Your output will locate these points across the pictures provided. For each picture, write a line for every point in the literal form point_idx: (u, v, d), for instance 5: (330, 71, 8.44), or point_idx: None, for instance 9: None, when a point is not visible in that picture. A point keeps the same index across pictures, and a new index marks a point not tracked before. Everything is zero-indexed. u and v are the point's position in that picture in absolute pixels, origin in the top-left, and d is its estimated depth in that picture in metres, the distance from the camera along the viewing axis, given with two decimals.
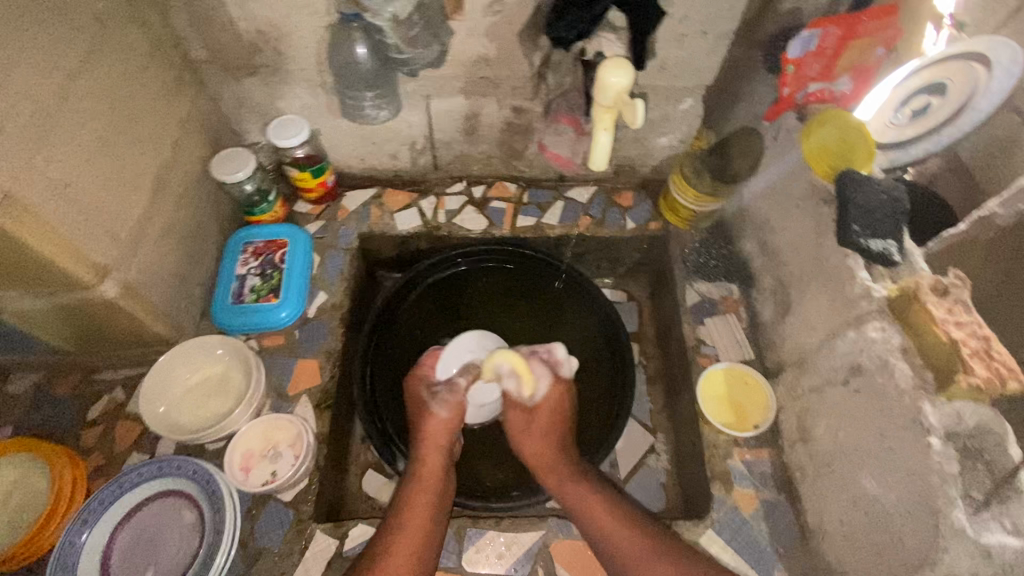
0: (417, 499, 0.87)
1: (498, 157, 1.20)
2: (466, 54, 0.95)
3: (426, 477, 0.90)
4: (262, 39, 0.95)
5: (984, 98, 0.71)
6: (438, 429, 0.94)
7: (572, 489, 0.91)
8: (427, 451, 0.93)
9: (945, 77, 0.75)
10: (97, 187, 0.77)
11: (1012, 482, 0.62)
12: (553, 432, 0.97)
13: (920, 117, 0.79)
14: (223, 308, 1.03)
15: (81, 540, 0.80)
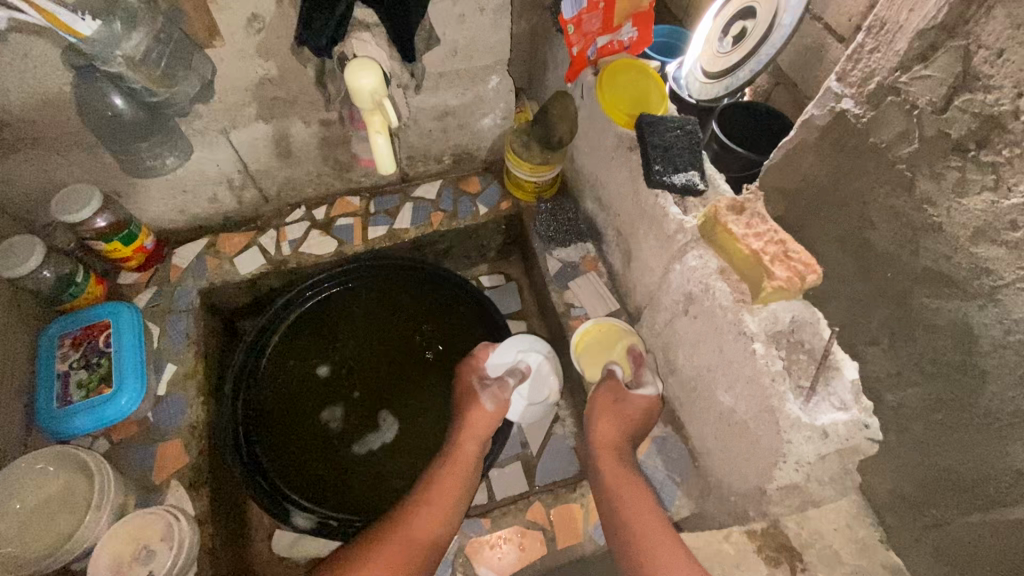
0: (443, 485, 0.85)
1: (329, 175, 1.15)
2: (246, 78, 0.89)
3: (458, 462, 0.89)
4: (4, 110, 0.83)
5: (786, 14, 0.69)
6: (480, 420, 0.93)
7: (612, 471, 0.84)
8: (464, 438, 0.92)
9: (755, 1, 0.75)
10: None
11: (830, 360, 0.69)
12: (628, 424, 0.89)
13: (740, 41, 0.77)
14: (49, 417, 0.91)
15: None
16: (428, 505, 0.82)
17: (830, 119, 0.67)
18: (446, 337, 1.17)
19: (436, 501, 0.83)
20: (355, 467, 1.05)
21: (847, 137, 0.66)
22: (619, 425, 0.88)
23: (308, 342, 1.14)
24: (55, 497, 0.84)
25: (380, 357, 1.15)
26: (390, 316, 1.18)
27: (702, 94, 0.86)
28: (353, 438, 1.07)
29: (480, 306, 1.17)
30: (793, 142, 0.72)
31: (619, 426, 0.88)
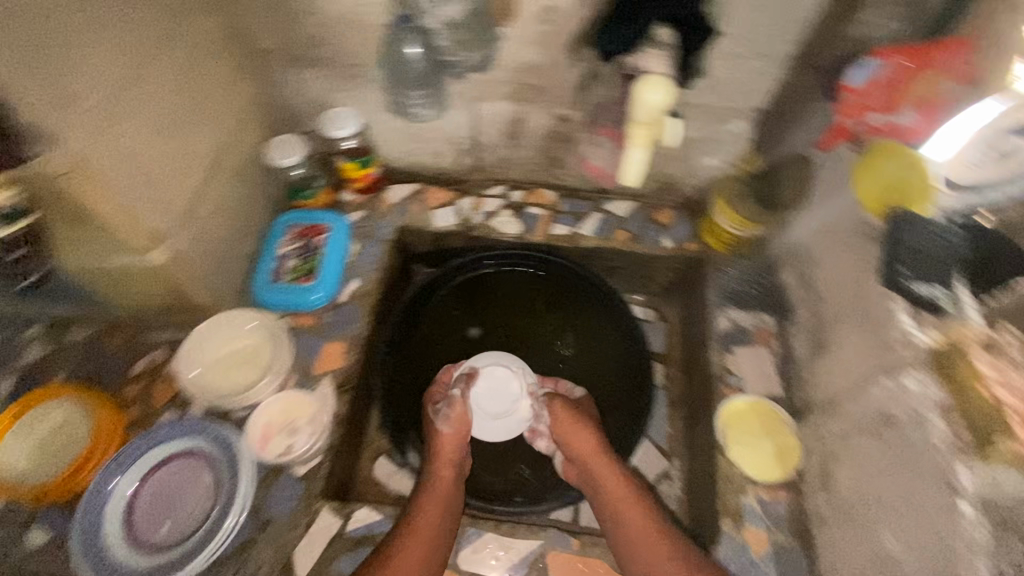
0: (432, 505, 0.89)
1: (540, 164, 1.20)
2: (517, 61, 0.95)
3: (438, 489, 0.92)
4: (324, 35, 0.98)
5: None
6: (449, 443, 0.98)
7: (606, 481, 0.94)
8: (441, 464, 0.96)
9: None
10: (165, 159, 0.81)
11: None
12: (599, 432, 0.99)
13: (1008, 160, 0.66)
14: (263, 284, 1.07)
15: (110, 487, 0.87)
16: (423, 534, 0.84)
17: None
18: (587, 348, 1.18)
19: (429, 530, 0.85)
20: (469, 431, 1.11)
21: None
22: (590, 435, 0.98)
23: (467, 306, 1.21)
24: (246, 352, 0.99)
25: (522, 342, 1.19)
26: (544, 308, 1.21)
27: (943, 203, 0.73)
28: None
29: (629, 333, 1.16)
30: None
31: (593, 438, 0.98)
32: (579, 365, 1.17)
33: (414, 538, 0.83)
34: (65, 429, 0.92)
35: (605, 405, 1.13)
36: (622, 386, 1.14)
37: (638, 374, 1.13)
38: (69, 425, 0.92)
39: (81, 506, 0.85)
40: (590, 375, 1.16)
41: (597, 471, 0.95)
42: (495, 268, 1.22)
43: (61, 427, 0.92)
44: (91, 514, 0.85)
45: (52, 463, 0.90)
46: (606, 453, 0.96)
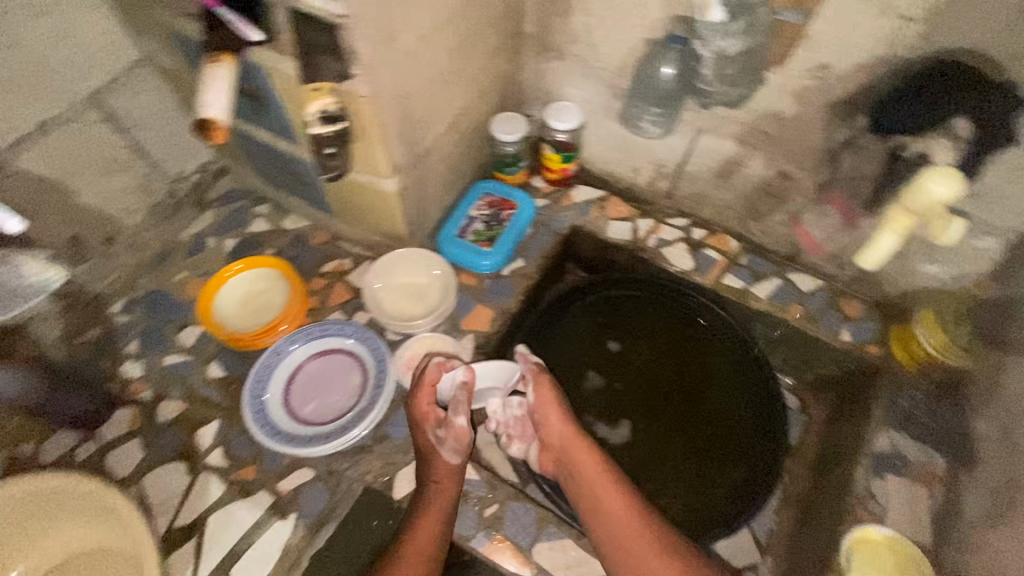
0: (424, 538, 0.85)
1: (735, 212, 1.16)
2: (764, 108, 0.93)
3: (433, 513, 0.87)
4: (585, 34, 1.02)
5: None
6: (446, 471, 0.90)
7: (585, 471, 0.92)
8: (437, 486, 0.89)
9: None
10: (427, 107, 0.91)
11: None
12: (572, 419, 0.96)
13: None
14: (446, 235, 1.17)
15: (288, 351, 1.03)
16: (417, 550, 0.84)
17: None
18: (721, 407, 1.13)
19: (423, 546, 0.84)
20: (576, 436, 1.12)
21: None
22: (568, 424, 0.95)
23: (614, 318, 1.20)
24: (418, 288, 1.10)
25: (655, 374, 1.17)
26: (690, 351, 1.17)
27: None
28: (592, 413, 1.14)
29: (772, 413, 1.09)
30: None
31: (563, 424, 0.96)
32: (706, 420, 1.12)
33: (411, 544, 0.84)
34: (267, 294, 1.08)
35: (720, 470, 1.08)
36: (745, 460, 1.07)
37: (768, 457, 1.06)
38: (268, 293, 1.08)
39: (260, 361, 1.01)
40: (714, 436, 1.11)
41: (575, 462, 0.93)
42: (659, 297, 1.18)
43: (265, 292, 1.08)
44: (268, 366, 1.01)
45: (250, 318, 1.07)
46: (585, 442, 0.94)
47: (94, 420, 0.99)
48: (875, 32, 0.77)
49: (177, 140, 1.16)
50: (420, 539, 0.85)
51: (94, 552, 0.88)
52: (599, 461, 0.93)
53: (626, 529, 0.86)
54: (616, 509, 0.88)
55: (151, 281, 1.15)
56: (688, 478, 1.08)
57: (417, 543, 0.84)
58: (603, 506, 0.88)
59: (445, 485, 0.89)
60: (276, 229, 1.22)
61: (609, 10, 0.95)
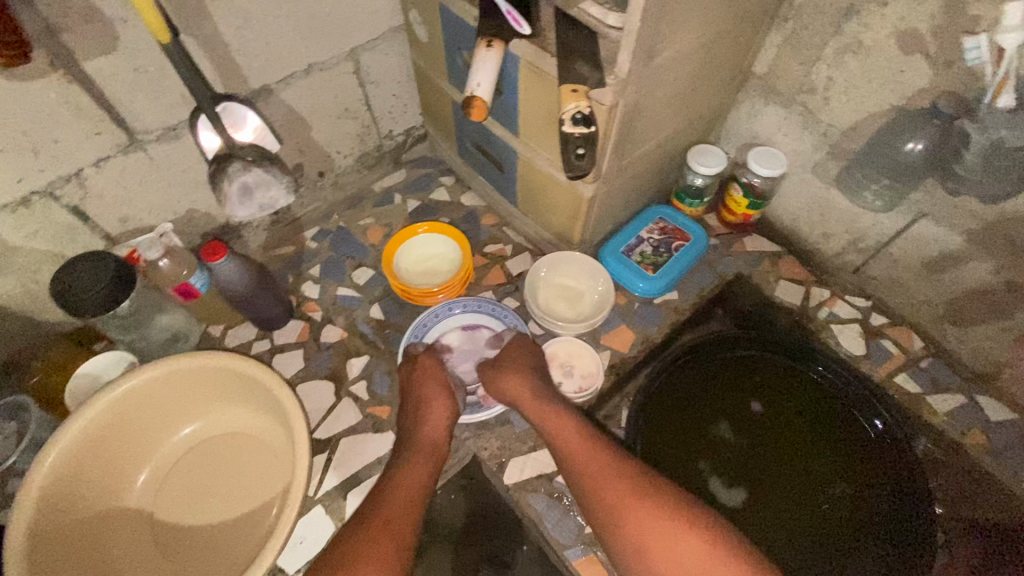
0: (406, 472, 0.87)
1: (931, 309, 1.06)
2: (1019, 211, 0.84)
3: (415, 455, 0.89)
4: (824, 87, 0.98)
5: None
6: (433, 410, 0.94)
7: (550, 425, 0.90)
8: (413, 429, 0.93)
9: None
10: (644, 127, 0.92)
11: None
12: (527, 368, 0.98)
13: None
14: (611, 248, 1.17)
15: (444, 317, 1.10)
16: (399, 496, 0.83)
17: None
18: (857, 513, 1.03)
19: (409, 492, 0.84)
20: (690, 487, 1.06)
21: None
22: (517, 372, 0.97)
23: (760, 382, 1.15)
24: (574, 292, 1.13)
25: (790, 453, 1.09)
26: (836, 442, 1.08)
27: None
28: (712, 469, 1.09)
29: (923, 539, 0.97)
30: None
31: (516, 373, 0.97)
32: (835, 522, 1.03)
33: (398, 488, 0.85)
34: (440, 259, 1.17)
35: None
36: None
37: None
38: (440, 259, 1.17)
39: (418, 320, 1.09)
40: (844, 541, 1.01)
41: (534, 414, 0.92)
42: (817, 374, 1.12)
43: (439, 257, 1.17)
44: (425, 324, 1.09)
45: (420, 275, 1.16)
46: (540, 391, 0.94)
47: (273, 324, 1.13)
48: None
49: (399, 102, 1.28)
50: (407, 478, 0.86)
51: (247, 436, 0.99)
52: (546, 399, 0.93)
53: (607, 476, 0.82)
54: (570, 437, 0.88)
55: (343, 218, 1.30)
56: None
57: (405, 482, 0.86)
58: (560, 439, 0.88)
59: (432, 446, 0.91)
60: (454, 202, 1.31)
61: (862, 71, 0.91)
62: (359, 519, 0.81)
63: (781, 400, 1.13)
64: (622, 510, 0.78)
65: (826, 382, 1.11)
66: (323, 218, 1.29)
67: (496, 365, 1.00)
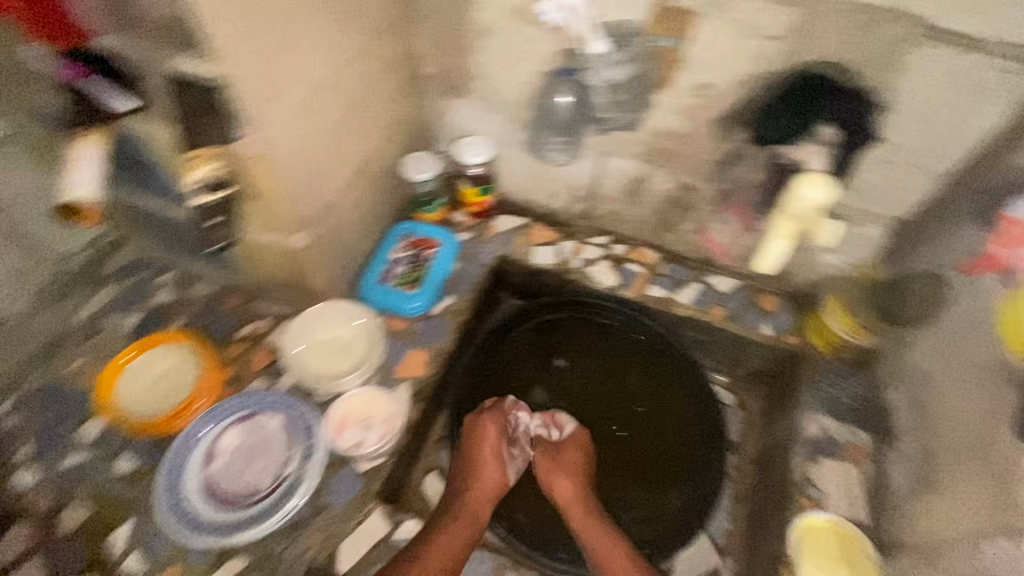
0: (439, 548, 0.92)
1: (649, 225, 1.22)
2: (658, 126, 0.98)
3: (452, 534, 0.94)
4: (482, 71, 1.05)
5: None
6: (485, 492, 1.01)
7: (575, 512, 1.00)
8: (466, 505, 0.99)
9: None
10: (323, 158, 0.89)
11: None
12: (579, 477, 1.03)
13: None
14: (370, 283, 1.14)
15: (202, 432, 0.95)
16: None
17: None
18: (659, 421, 1.16)
19: (433, 572, 0.89)
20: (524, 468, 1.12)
21: None
22: (569, 476, 1.03)
23: (553, 344, 1.23)
24: (340, 343, 1.04)
25: (597, 395, 1.20)
26: (627, 368, 1.21)
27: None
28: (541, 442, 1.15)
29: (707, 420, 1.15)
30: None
31: (575, 484, 1.02)
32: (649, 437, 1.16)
33: (444, 536, 0.94)
34: (173, 373, 1.01)
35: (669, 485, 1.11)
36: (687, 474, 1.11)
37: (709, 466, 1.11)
38: (176, 371, 1.01)
39: (173, 448, 0.94)
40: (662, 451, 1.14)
41: (575, 515, 1.00)
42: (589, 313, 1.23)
43: (171, 370, 1.01)
44: (183, 451, 0.94)
45: (156, 401, 0.99)
46: (589, 498, 1.01)
47: None
48: (750, 52, 0.80)
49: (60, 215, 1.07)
50: (431, 560, 0.90)
51: None
52: (597, 514, 1.00)
53: (622, 571, 0.93)
54: (603, 544, 0.96)
55: (41, 376, 1.04)
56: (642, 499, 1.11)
57: (428, 565, 0.89)
58: (592, 541, 0.96)
59: (472, 514, 0.98)
60: (182, 299, 1.12)
61: (501, 51, 0.99)
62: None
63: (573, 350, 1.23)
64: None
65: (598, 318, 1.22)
66: (12, 383, 1.02)
67: (550, 458, 1.05)
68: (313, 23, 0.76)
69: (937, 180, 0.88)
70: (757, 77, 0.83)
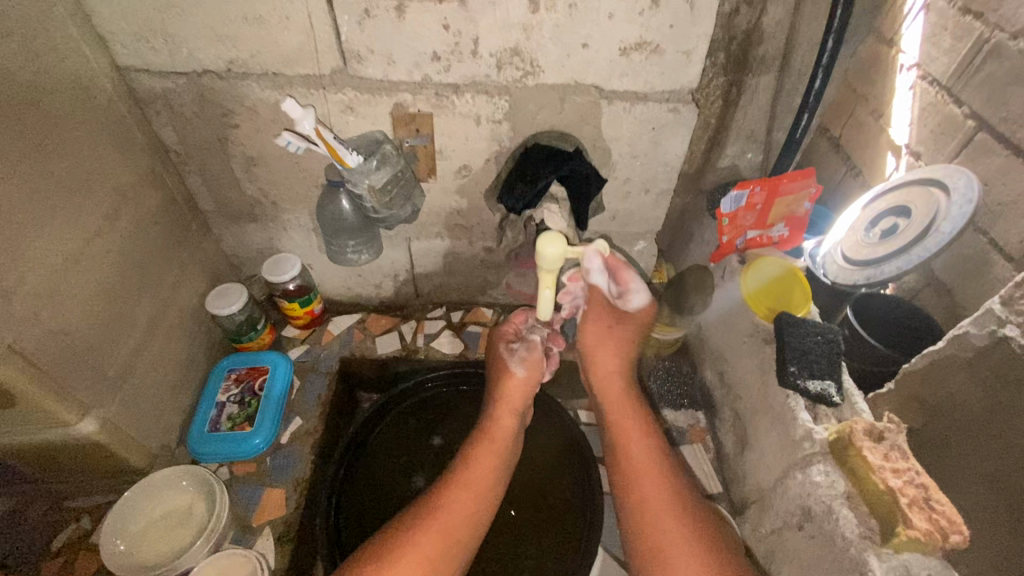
0: (466, 483, 0.84)
1: (474, 288, 1.31)
2: (441, 207, 1.08)
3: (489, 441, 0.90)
4: (264, 195, 1.08)
5: (947, 221, 0.79)
6: (516, 390, 0.95)
7: (621, 431, 0.88)
8: (503, 412, 0.94)
9: (909, 201, 0.86)
10: (95, 332, 0.83)
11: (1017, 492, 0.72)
12: (624, 355, 0.93)
13: (888, 235, 0.87)
14: (198, 436, 1.05)
15: None
16: (447, 518, 0.79)
17: (989, 342, 0.73)
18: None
19: (459, 514, 0.80)
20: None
21: (1014, 363, 0.71)
22: (613, 360, 0.93)
23: (427, 426, 1.23)
24: (179, 513, 0.93)
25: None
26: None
27: (839, 276, 0.93)
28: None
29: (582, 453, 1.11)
30: (944, 354, 0.79)
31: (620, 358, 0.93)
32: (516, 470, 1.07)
33: (482, 452, 0.88)
34: None
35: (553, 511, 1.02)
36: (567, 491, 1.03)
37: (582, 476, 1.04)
38: None
39: None
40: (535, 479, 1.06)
41: (617, 440, 0.88)
42: (439, 384, 1.25)
43: None
44: None
45: None
46: (643, 420, 0.89)
47: None
48: (484, 135, 0.94)
49: None
50: (477, 472, 0.86)
51: None
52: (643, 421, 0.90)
53: (660, 512, 0.79)
54: (642, 464, 0.84)
55: None
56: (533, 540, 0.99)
57: (473, 478, 0.85)
58: (628, 458, 0.85)
59: (501, 440, 0.91)
60: None
61: (276, 176, 1.03)
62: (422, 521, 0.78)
63: (437, 426, 1.23)
64: (665, 541, 0.76)
65: (449, 385, 1.25)
66: None
67: (607, 327, 0.93)
68: (38, 207, 0.73)
69: (669, 196, 1.06)
70: (499, 153, 0.97)
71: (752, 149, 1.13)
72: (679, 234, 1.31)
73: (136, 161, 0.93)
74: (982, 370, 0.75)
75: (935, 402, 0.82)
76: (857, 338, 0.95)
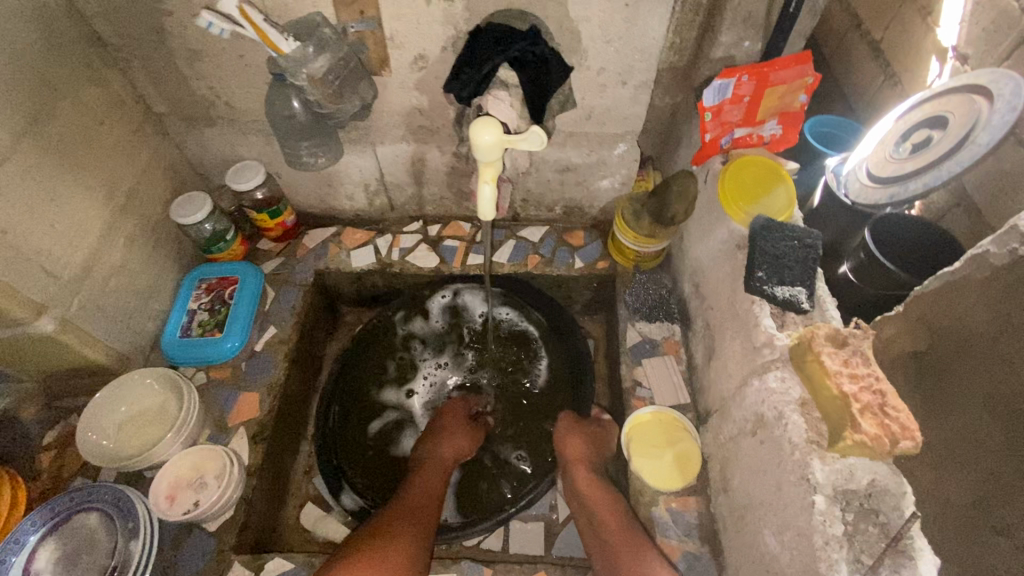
0: (405, 506, 0.90)
1: (450, 199, 1.26)
2: (401, 104, 1.01)
3: (432, 466, 0.99)
4: (216, 95, 1.02)
5: (984, 131, 0.69)
6: (459, 413, 1.10)
7: (584, 487, 0.95)
8: (447, 431, 1.06)
9: (947, 111, 0.76)
10: (36, 233, 0.82)
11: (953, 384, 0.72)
12: (593, 441, 1.02)
13: (921, 150, 0.77)
14: (170, 342, 1.07)
15: (11, 561, 0.82)
16: (401, 515, 0.88)
17: (1009, 260, 0.66)
18: (511, 371, 1.21)
19: (412, 515, 0.89)
20: (372, 454, 1.11)
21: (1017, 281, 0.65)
22: (574, 433, 1.03)
23: (404, 328, 1.23)
24: (154, 411, 0.97)
25: (446, 373, 1.21)
26: (484, 330, 1.24)
27: (862, 198, 0.85)
28: (382, 419, 1.16)
29: (576, 358, 1.18)
30: (959, 275, 0.71)
31: (588, 446, 1.01)
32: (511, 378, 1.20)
33: (425, 473, 0.98)
34: None
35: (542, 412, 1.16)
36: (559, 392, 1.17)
37: (572, 371, 1.18)
38: None
39: None
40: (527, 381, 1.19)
41: (581, 489, 0.95)
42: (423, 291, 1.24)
43: None
44: None
45: None
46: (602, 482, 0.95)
47: None
48: (435, 16, 0.85)
49: None
50: (424, 483, 0.96)
51: None
52: (597, 475, 0.97)
53: (614, 531, 0.86)
54: (602, 500, 0.91)
55: None
56: (527, 436, 1.13)
57: (416, 494, 0.93)
58: (591, 499, 0.92)
59: (438, 462, 1.00)
60: None
61: (223, 70, 0.97)
62: (395, 519, 0.87)
63: (421, 325, 1.23)
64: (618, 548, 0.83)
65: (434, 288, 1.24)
66: None
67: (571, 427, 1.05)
68: None
69: (650, 88, 0.97)
70: (456, 38, 0.88)
71: (750, 37, 0.98)
72: (671, 137, 1.21)
73: (68, 52, 0.87)
74: (991, 295, 0.68)
75: (941, 325, 0.75)
76: (875, 264, 0.88)
